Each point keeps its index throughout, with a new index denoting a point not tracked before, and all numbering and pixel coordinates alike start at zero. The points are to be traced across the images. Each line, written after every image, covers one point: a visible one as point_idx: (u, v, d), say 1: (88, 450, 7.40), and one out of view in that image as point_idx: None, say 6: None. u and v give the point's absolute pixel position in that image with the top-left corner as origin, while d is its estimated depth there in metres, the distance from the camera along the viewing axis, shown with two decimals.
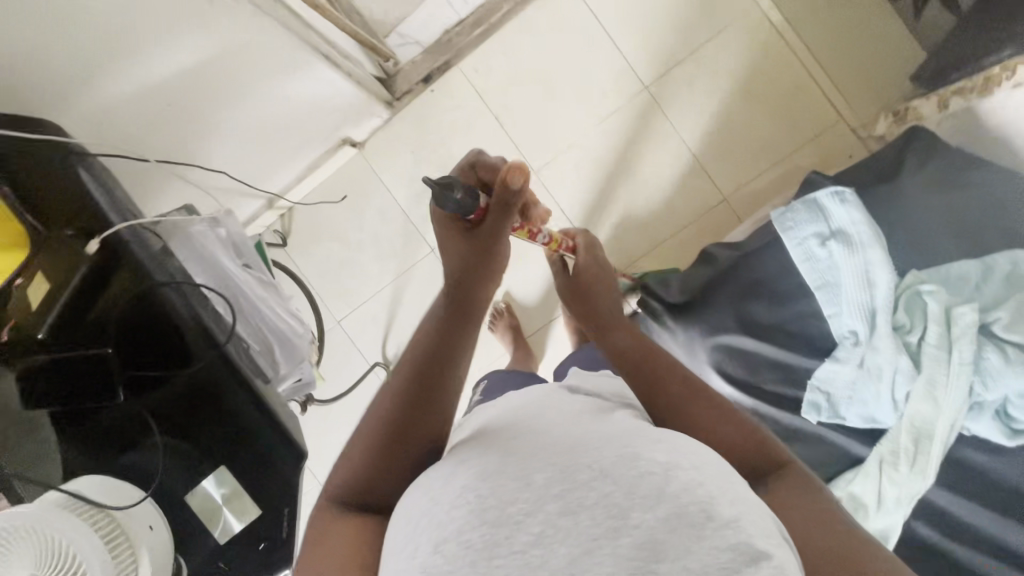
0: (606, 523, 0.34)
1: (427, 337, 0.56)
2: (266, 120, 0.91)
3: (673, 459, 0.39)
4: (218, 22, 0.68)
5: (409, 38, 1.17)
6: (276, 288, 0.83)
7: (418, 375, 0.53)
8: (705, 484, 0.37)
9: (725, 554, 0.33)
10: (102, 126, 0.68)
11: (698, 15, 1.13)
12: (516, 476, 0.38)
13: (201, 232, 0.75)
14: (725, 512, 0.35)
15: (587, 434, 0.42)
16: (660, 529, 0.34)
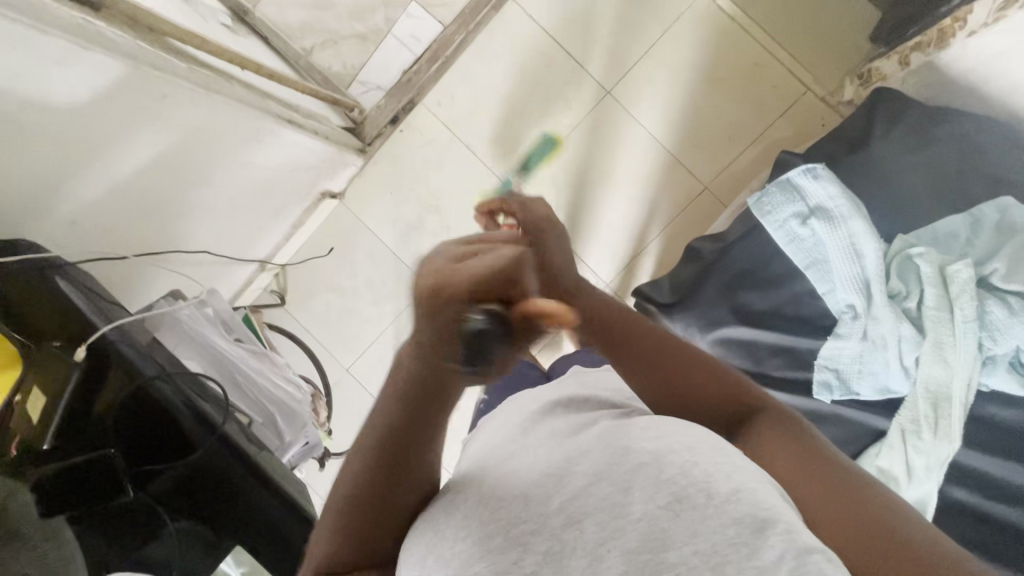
0: (608, 523, 0.39)
1: (389, 409, 0.46)
2: (241, 189, 0.93)
3: (660, 451, 0.44)
4: (176, 113, 0.69)
5: (371, 85, 1.23)
6: (269, 356, 0.86)
7: (385, 453, 0.46)
8: (699, 465, 0.42)
9: (730, 527, 0.38)
10: (77, 229, 0.70)
11: (647, 13, 1.13)
12: (518, 492, 0.43)
13: (189, 314, 0.78)
14: (723, 490, 0.40)
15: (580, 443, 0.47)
16: (663, 516, 0.39)
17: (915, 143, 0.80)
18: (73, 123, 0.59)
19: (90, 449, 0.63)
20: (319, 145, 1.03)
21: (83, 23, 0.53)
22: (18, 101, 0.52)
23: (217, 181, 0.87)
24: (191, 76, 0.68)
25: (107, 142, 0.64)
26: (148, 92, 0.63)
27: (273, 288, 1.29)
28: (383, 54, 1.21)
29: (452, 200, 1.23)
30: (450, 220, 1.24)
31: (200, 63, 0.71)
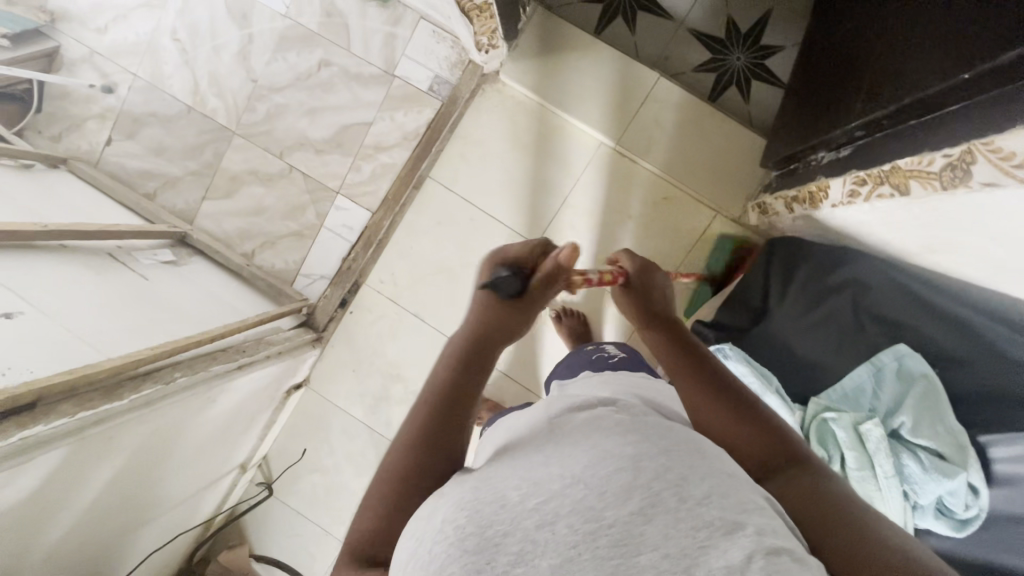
0: (582, 528, 0.38)
1: (436, 383, 0.54)
2: (205, 436, 0.98)
3: (641, 450, 0.44)
4: (127, 440, 0.75)
5: (314, 275, 1.30)
6: None
7: (452, 399, 0.53)
8: (677, 471, 0.42)
9: (703, 531, 0.37)
10: (52, 562, 0.74)
11: (555, 169, 1.20)
12: (491, 499, 0.42)
13: None
14: (699, 491, 0.40)
15: (562, 453, 0.45)
16: (635, 520, 0.38)
17: (814, 300, 0.89)
18: (30, 506, 0.63)
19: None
20: (272, 367, 1.08)
21: (20, 439, 0.58)
22: None
23: (181, 447, 0.92)
24: (132, 402, 0.74)
25: (67, 494, 0.69)
26: (93, 446, 0.68)
27: (259, 478, 1.35)
28: (321, 244, 1.29)
29: (411, 366, 1.29)
30: (414, 385, 1.30)
31: (139, 380, 0.77)
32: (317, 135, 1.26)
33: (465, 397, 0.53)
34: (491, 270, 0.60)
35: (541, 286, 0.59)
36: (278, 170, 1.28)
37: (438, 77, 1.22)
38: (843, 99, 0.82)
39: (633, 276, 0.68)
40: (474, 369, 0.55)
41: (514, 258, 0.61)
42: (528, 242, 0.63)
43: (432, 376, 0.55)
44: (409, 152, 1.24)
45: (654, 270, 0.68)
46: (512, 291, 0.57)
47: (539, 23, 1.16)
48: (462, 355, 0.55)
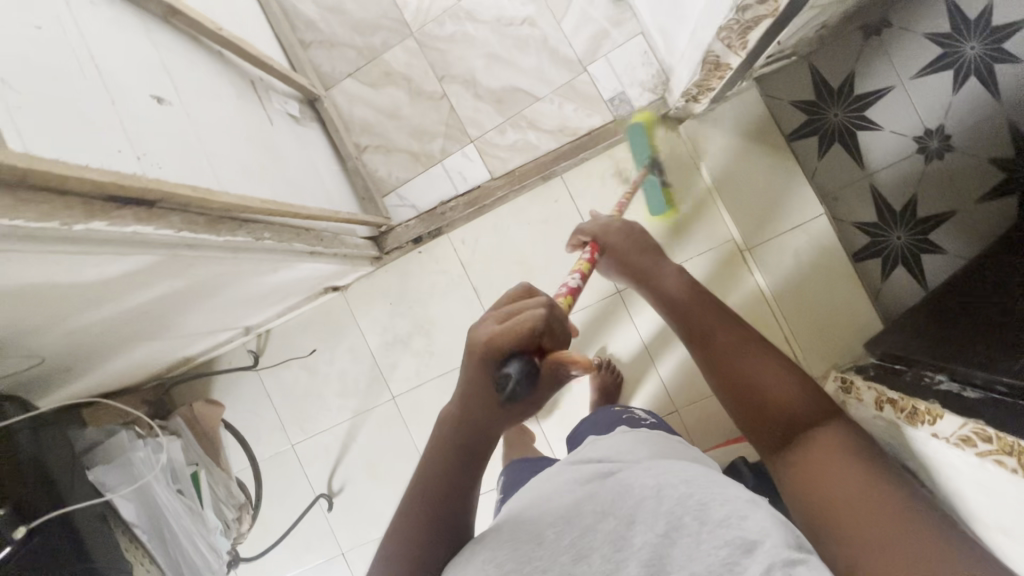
0: (614, 556, 0.49)
1: (440, 456, 0.62)
2: (247, 294, 0.97)
3: (661, 481, 0.54)
4: (197, 270, 0.73)
5: (407, 201, 1.28)
6: (202, 512, 0.97)
7: (461, 468, 0.61)
8: (696, 496, 0.51)
9: (723, 550, 0.47)
10: (74, 335, 0.74)
11: (675, 237, 1.18)
12: (532, 534, 0.53)
13: (142, 456, 0.92)
14: (718, 515, 0.49)
15: (590, 500, 0.55)
16: (663, 543, 0.49)
17: None
18: (98, 288, 0.62)
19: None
20: (335, 264, 1.07)
21: (133, 233, 0.58)
22: (52, 285, 0.56)
23: (224, 294, 0.90)
24: (223, 242, 0.72)
25: (123, 292, 0.66)
26: (175, 265, 0.67)
27: (253, 346, 1.34)
28: (429, 177, 1.27)
29: (443, 331, 1.27)
30: (435, 347, 1.28)
31: (237, 225, 0.75)
32: (484, 81, 1.24)
33: (468, 467, 0.61)
34: (495, 361, 0.55)
35: (547, 379, 0.57)
36: (430, 90, 1.26)
37: (621, 94, 1.18)
38: (992, 343, 0.79)
39: (619, 245, 0.91)
40: (474, 444, 0.61)
41: (508, 342, 0.55)
42: (528, 319, 0.55)
43: (434, 452, 0.62)
44: (556, 143, 1.21)
45: (635, 232, 0.93)
46: (516, 396, 0.53)
47: (744, 103, 1.13)
48: (470, 424, 0.60)
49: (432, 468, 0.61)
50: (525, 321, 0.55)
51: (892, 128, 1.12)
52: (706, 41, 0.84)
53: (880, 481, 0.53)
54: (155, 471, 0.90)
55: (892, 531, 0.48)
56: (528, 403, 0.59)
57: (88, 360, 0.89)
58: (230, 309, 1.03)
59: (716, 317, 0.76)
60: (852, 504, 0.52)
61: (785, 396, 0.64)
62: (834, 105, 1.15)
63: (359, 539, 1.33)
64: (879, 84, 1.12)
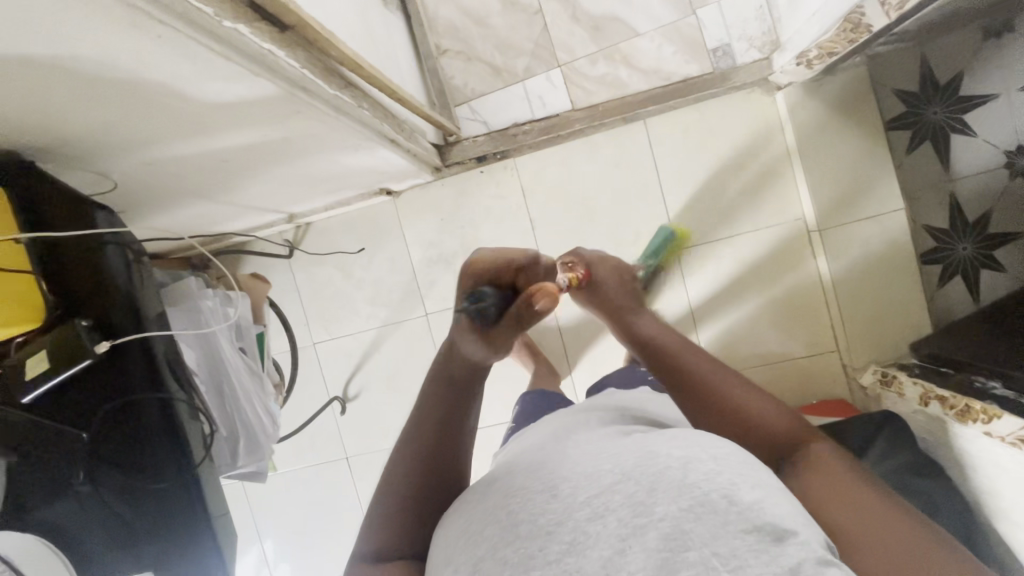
0: (633, 522, 0.38)
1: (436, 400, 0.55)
2: (318, 170, 0.92)
3: (692, 453, 0.42)
4: (295, 122, 0.67)
5: (478, 116, 1.23)
6: (261, 378, 0.94)
7: (453, 398, 0.55)
8: (726, 475, 0.40)
9: (753, 537, 0.36)
10: (151, 166, 0.68)
11: (747, 207, 1.17)
12: (543, 491, 0.43)
13: (209, 305, 0.87)
14: (747, 498, 0.38)
15: (612, 448, 0.47)
16: (685, 518, 0.37)
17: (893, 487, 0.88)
18: (208, 110, 0.57)
19: (72, 422, 0.67)
20: (406, 162, 1.01)
21: (267, 53, 0.53)
22: (168, 93, 0.51)
23: (299, 163, 0.85)
24: (328, 100, 0.66)
25: (224, 123, 0.61)
26: (286, 107, 0.61)
27: (290, 237, 1.29)
28: (506, 95, 1.21)
29: None
30: None
31: (343, 84, 0.69)
32: (585, 4, 1.16)
33: (453, 420, 0.55)
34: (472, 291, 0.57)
35: (516, 318, 0.55)
36: (526, 3, 1.18)
37: (725, 46, 1.13)
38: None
39: (602, 282, 0.76)
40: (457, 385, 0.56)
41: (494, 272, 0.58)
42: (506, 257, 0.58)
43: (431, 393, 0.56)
44: (647, 85, 1.16)
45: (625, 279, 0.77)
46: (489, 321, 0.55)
47: (851, 79, 1.07)
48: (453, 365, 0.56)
49: (424, 406, 0.55)
50: (507, 254, 0.58)
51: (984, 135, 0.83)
52: None
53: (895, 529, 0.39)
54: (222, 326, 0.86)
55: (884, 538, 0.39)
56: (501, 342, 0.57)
57: (145, 204, 0.84)
58: (292, 185, 0.97)
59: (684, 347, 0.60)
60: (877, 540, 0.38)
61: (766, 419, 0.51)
62: (933, 102, 0.93)
63: (366, 447, 1.33)
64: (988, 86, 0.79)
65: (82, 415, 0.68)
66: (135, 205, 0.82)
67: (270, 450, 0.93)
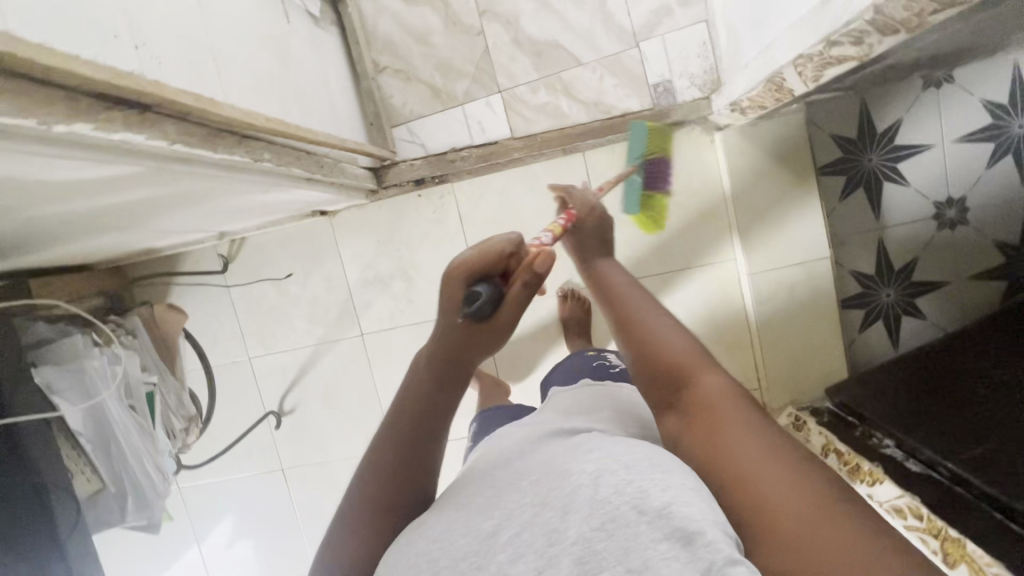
0: (547, 553, 0.42)
1: (412, 403, 0.64)
2: (231, 206, 0.89)
3: (602, 465, 0.45)
4: (180, 183, 0.65)
5: (417, 138, 1.20)
6: (150, 432, 1.07)
7: (426, 403, 0.64)
8: (636, 483, 0.42)
9: (665, 545, 0.37)
10: (32, 223, 0.66)
11: (682, 246, 1.18)
12: (466, 531, 0.48)
13: (97, 365, 0.98)
14: (657, 504, 0.40)
15: (485, 507, 0.51)
16: (596, 539, 0.40)
17: None
18: (72, 185, 0.54)
19: None
20: (329, 194, 1.00)
21: (121, 140, 0.50)
22: (17, 180, 0.49)
23: (208, 204, 0.82)
24: (215, 162, 0.64)
25: (101, 191, 0.59)
26: (163, 176, 0.60)
27: (223, 252, 1.28)
28: (446, 118, 1.18)
29: (426, 280, 1.24)
30: (414, 296, 1.25)
31: (237, 142, 0.67)
32: (527, 28, 1.13)
33: (428, 422, 0.64)
34: (466, 287, 0.66)
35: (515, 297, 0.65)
36: (468, 23, 1.14)
37: (666, 82, 1.10)
38: (942, 388, 0.78)
39: (585, 233, 0.83)
40: (444, 386, 0.66)
41: (480, 270, 0.66)
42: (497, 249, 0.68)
43: (400, 403, 0.65)
44: (587, 117, 1.14)
45: (607, 228, 0.84)
46: (479, 310, 0.63)
47: (784, 126, 1.06)
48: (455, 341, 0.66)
49: (398, 412, 0.64)
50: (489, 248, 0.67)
51: (916, 186, 0.89)
52: (779, 61, 0.77)
53: (813, 489, 0.37)
54: (111, 390, 0.98)
55: (807, 499, 0.36)
56: (489, 329, 0.66)
57: (45, 242, 0.81)
58: (210, 217, 0.95)
59: (644, 301, 0.63)
60: (792, 502, 0.36)
61: (696, 364, 0.50)
62: (869, 149, 0.98)
63: (303, 459, 1.35)
64: (924, 136, 0.85)
65: None
66: (31, 246, 0.79)
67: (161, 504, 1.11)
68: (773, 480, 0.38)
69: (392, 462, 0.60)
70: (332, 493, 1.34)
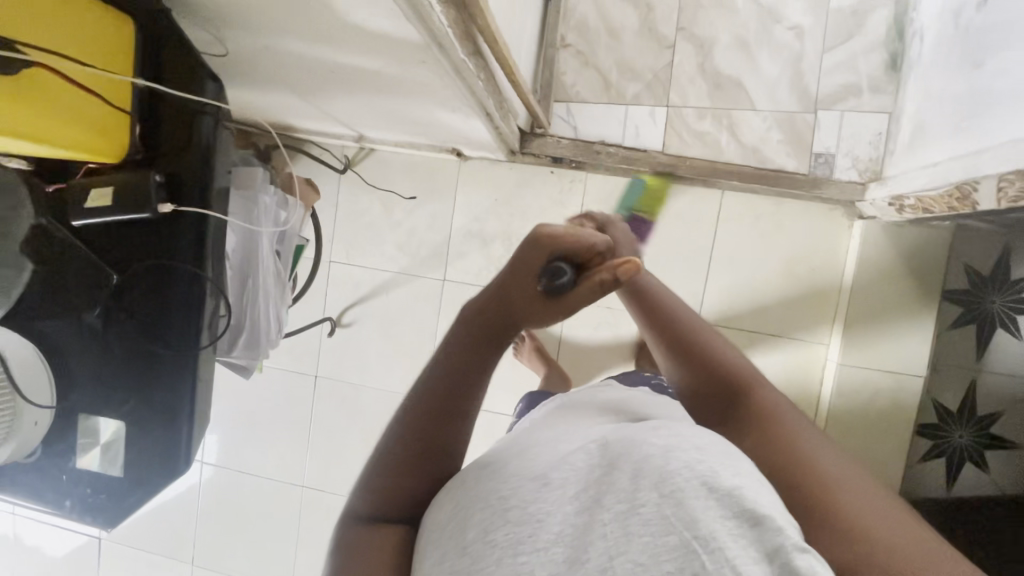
0: (616, 507, 0.35)
1: (449, 359, 0.50)
2: (405, 111, 0.92)
3: (673, 439, 0.37)
4: (414, 67, 0.67)
5: (571, 119, 1.22)
6: (284, 282, 0.96)
7: (465, 362, 0.50)
8: (706, 462, 0.35)
9: (732, 525, 0.32)
10: (264, 50, 0.69)
11: (782, 315, 1.19)
12: (533, 477, 0.39)
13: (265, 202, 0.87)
14: (727, 484, 0.34)
15: (551, 451, 0.43)
16: (662, 505, 0.33)
17: None
18: (340, 24, 0.56)
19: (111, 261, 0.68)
20: (488, 135, 1.01)
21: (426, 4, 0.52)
22: None
23: (401, 101, 0.85)
24: (454, 63, 0.66)
25: (353, 42, 0.61)
26: (415, 53, 0.62)
27: (349, 155, 1.30)
28: (606, 111, 1.20)
29: None
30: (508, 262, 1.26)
31: (474, 51, 0.69)
32: (717, 58, 1.15)
33: (463, 389, 0.49)
34: (546, 262, 0.52)
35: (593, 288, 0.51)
36: (663, 33, 1.17)
37: (829, 155, 1.12)
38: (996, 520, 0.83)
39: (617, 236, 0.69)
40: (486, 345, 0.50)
41: (566, 245, 0.53)
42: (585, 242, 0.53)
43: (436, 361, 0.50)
44: (740, 159, 1.15)
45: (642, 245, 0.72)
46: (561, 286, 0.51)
47: (931, 236, 1.04)
48: (483, 320, 0.51)
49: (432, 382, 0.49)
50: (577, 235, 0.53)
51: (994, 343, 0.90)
52: (982, 171, 0.78)
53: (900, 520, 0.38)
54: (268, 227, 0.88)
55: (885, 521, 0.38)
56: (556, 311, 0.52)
57: (241, 78, 0.84)
58: (372, 113, 0.97)
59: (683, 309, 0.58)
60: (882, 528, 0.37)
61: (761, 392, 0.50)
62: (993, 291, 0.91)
63: (340, 375, 1.36)
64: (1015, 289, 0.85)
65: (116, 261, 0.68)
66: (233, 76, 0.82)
67: (268, 349, 0.96)
68: (858, 498, 0.39)
69: (418, 419, 0.48)
70: (354, 415, 1.35)
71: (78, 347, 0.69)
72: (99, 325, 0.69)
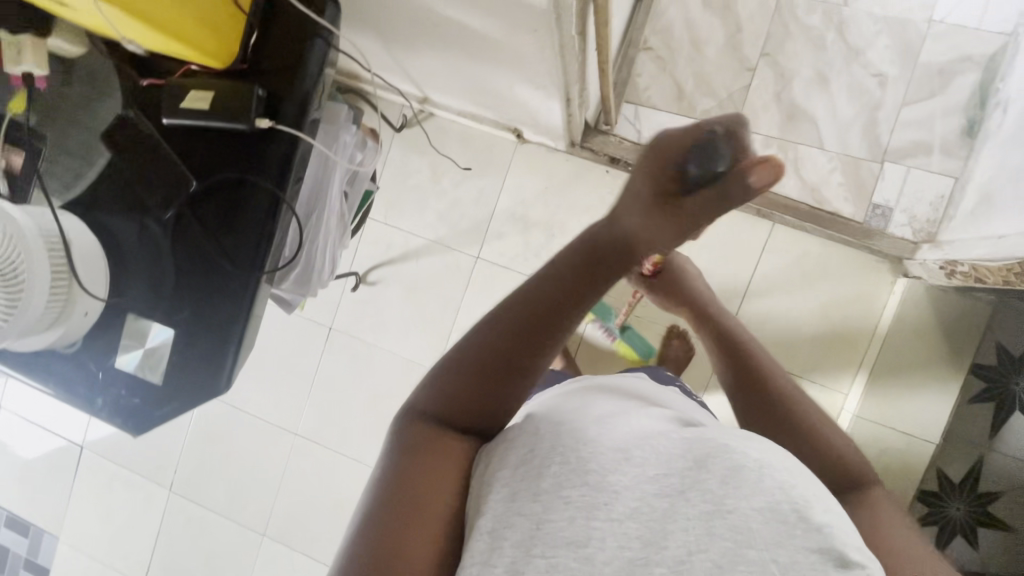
0: (702, 506, 0.35)
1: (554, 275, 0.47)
2: (485, 79, 0.90)
3: (765, 458, 0.37)
4: (523, 34, 0.66)
5: (637, 123, 1.21)
6: (344, 224, 0.95)
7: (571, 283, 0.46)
8: (798, 487, 0.35)
9: (817, 556, 0.33)
10: None
11: (808, 356, 1.17)
12: (612, 446, 0.39)
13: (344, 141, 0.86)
14: (817, 517, 0.34)
15: (618, 423, 0.42)
16: (751, 518, 0.34)
17: None
18: None
19: (192, 167, 0.67)
20: (561, 122, 1.00)
21: None
22: None
23: (488, 68, 0.84)
24: (564, 40, 0.64)
25: None
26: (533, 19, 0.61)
27: (406, 114, 1.29)
28: (673, 121, 1.19)
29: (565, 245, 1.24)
30: (545, 252, 1.25)
31: (584, 31, 0.67)
32: (795, 91, 1.15)
33: (557, 317, 0.46)
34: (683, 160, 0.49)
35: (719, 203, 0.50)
36: (746, 55, 1.16)
37: (887, 208, 1.12)
38: None
39: None
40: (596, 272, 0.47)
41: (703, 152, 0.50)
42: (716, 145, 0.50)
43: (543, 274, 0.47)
44: (798, 195, 1.15)
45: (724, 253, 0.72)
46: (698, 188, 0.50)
47: (970, 308, 1.06)
48: (604, 237, 0.47)
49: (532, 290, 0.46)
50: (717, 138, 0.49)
51: None
52: None
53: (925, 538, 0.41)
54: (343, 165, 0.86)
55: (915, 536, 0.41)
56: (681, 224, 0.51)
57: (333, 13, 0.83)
58: (449, 74, 0.95)
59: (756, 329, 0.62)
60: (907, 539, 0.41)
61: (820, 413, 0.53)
62: None
63: (354, 330, 1.35)
64: None
65: (195, 167, 0.67)
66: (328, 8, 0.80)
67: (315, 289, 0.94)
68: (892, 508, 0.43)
69: (505, 333, 0.45)
70: (362, 373, 1.34)
71: (144, 247, 0.68)
72: (170, 229, 0.68)
